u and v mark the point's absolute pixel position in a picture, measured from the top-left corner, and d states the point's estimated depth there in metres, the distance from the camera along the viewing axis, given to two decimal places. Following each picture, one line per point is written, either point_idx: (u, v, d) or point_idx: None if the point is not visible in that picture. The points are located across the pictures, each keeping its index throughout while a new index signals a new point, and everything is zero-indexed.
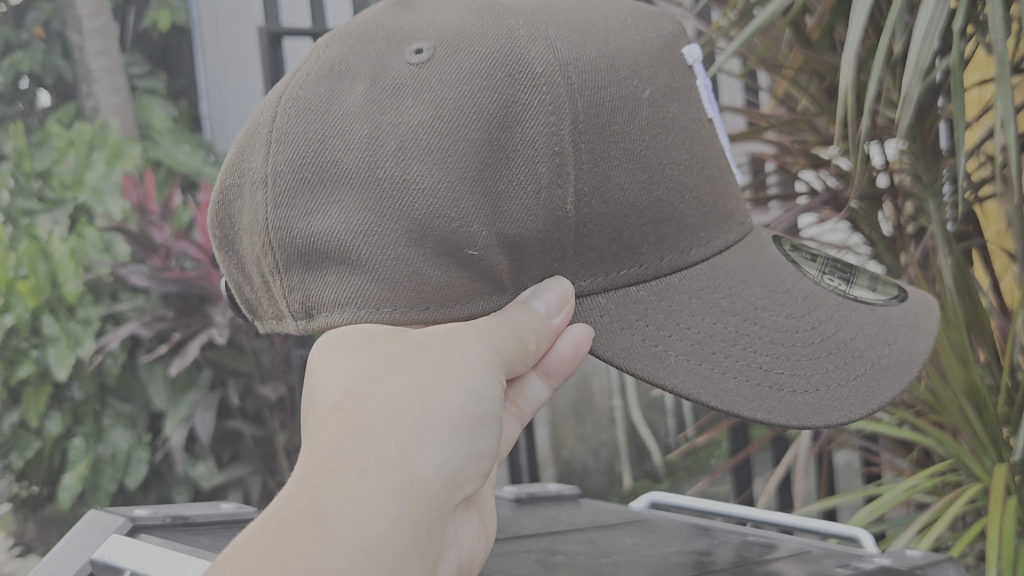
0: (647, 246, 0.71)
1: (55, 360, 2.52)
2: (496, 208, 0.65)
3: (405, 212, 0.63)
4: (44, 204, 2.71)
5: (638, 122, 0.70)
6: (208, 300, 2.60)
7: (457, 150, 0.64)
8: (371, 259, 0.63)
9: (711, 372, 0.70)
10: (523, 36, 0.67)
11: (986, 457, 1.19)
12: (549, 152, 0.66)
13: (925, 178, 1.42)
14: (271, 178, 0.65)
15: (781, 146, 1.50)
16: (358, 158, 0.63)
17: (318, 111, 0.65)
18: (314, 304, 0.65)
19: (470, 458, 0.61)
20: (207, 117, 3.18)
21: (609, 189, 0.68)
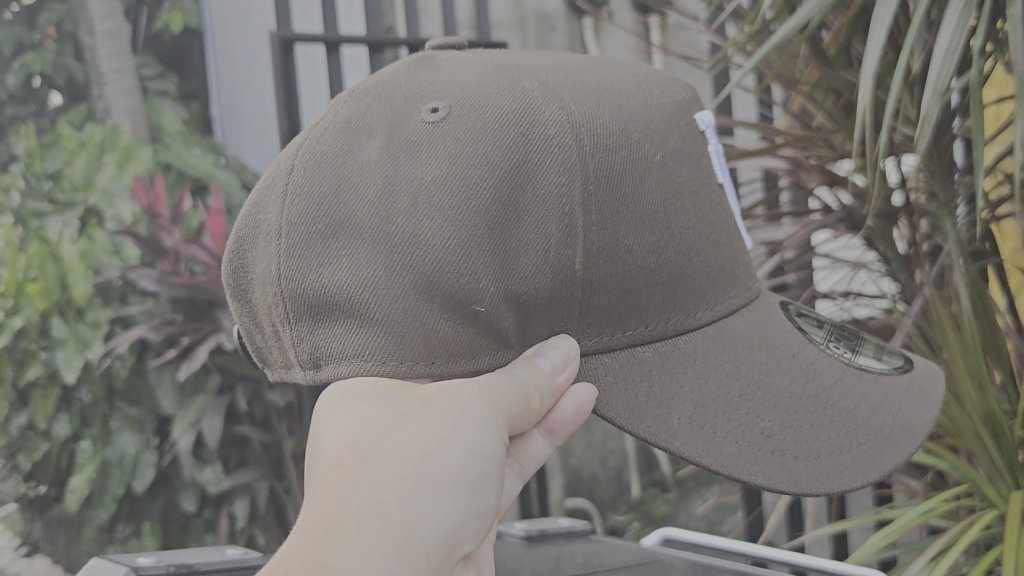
0: (653, 307, 0.70)
1: (63, 363, 2.49)
2: (506, 265, 0.64)
3: (417, 267, 0.63)
4: (54, 205, 2.68)
5: (649, 184, 0.70)
6: (218, 305, 2.58)
7: (470, 206, 0.64)
8: (380, 315, 0.62)
9: (713, 435, 0.69)
10: (538, 98, 0.69)
11: (1002, 484, 1.17)
12: (560, 212, 0.66)
13: (942, 197, 1.40)
14: (283, 230, 0.65)
15: (796, 162, 1.48)
16: (374, 213, 0.64)
17: (333, 165, 0.66)
18: (320, 358, 0.64)
19: (471, 517, 0.62)
20: (219, 119, 3.23)
21: (619, 250, 0.68)
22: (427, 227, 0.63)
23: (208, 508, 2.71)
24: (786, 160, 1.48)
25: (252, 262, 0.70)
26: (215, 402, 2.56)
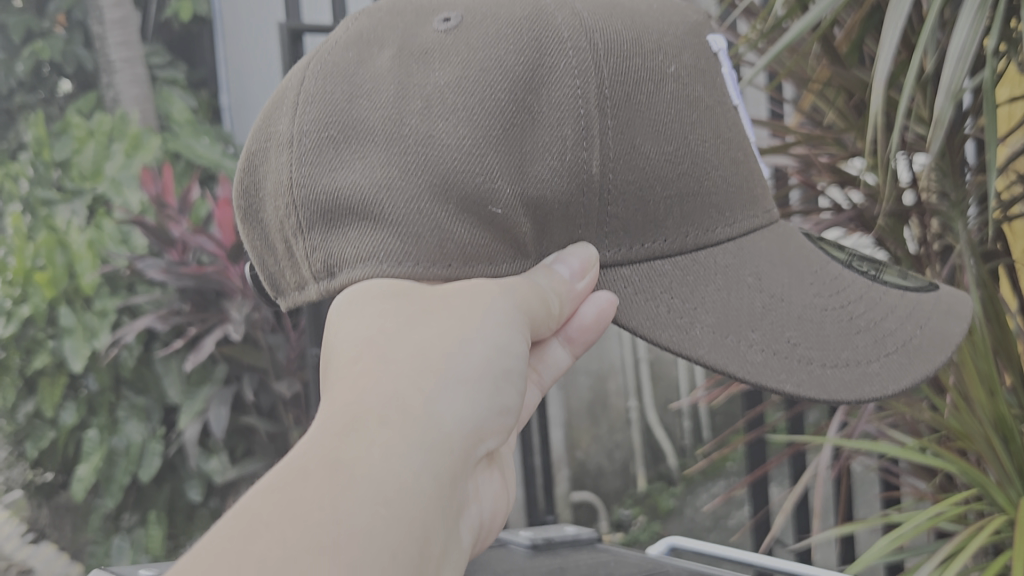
0: (671, 220, 0.70)
1: (70, 351, 2.53)
2: (521, 167, 0.64)
3: (431, 166, 0.62)
4: (63, 193, 2.70)
5: (663, 98, 0.70)
6: (225, 295, 2.60)
7: (484, 107, 0.64)
8: (394, 213, 0.61)
9: (736, 345, 0.68)
10: (549, 7, 0.69)
11: (1010, 489, 1.16)
12: (574, 115, 0.66)
13: (954, 196, 1.39)
14: (300, 136, 0.65)
15: (806, 160, 1.47)
16: (388, 111, 0.63)
17: (345, 75, 0.66)
18: (335, 263, 0.63)
19: (493, 414, 0.58)
20: (228, 109, 3.12)
21: (634, 158, 0.68)
22: (443, 127, 0.63)
23: (213, 498, 2.71)
24: (796, 158, 1.47)
25: (266, 176, 0.70)
26: (221, 392, 2.56)
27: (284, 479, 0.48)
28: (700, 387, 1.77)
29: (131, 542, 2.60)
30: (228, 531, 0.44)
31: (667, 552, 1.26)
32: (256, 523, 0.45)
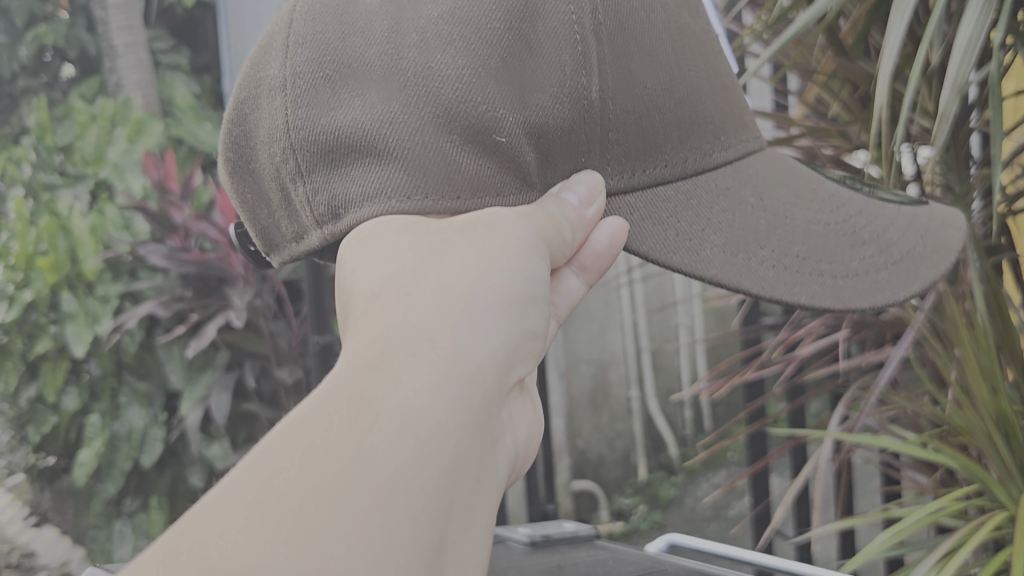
0: (670, 146, 0.69)
1: (72, 337, 2.54)
2: (523, 99, 0.63)
3: (434, 94, 0.62)
4: (66, 177, 2.68)
5: (655, 25, 0.70)
6: (227, 281, 2.62)
7: (482, 35, 0.63)
8: (399, 147, 0.61)
9: (748, 262, 0.68)
10: None
11: (1013, 485, 1.15)
12: (570, 43, 0.65)
13: (957, 189, 1.39)
14: (294, 77, 0.65)
15: (810, 152, 1.47)
16: (389, 41, 0.63)
17: (335, 13, 0.66)
18: (342, 202, 0.63)
19: (523, 338, 0.60)
20: (229, 93, 3.03)
21: (633, 85, 0.67)
22: (445, 57, 0.62)
23: (215, 483, 2.73)
24: (800, 150, 1.47)
25: (259, 120, 0.69)
26: (223, 377, 2.58)
27: (312, 413, 0.49)
28: (702, 375, 1.76)
29: (132, 527, 2.61)
30: (258, 464, 0.46)
31: (665, 551, 1.26)
32: (284, 459, 0.46)
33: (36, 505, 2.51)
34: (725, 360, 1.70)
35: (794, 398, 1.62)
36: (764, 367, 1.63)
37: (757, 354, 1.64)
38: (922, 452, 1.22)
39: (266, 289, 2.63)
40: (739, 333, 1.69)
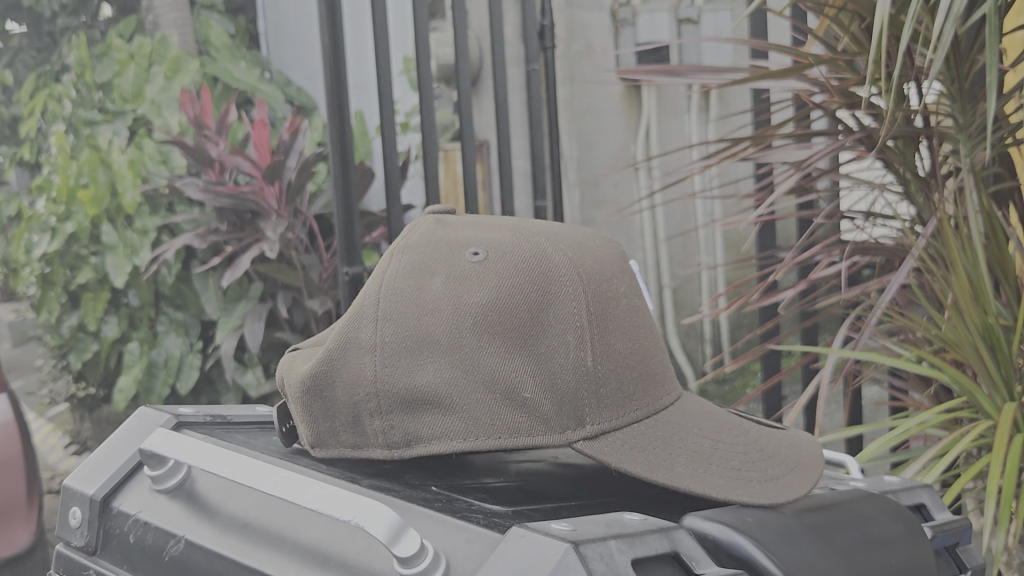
0: (659, 389, 0.75)
1: (113, 267, 2.65)
2: (543, 362, 0.69)
3: (503, 318, 0.70)
4: (106, 114, 2.80)
5: (635, 318, 0.76)
6: (260, 216, 2.66)
7: (507, 315, 0.70)
8: (458, 404, 0.68)
9: (699, 422, 0.74)
10: (548, 252, 0.74)
11: (996, 395, 1.21)
12: (582, 315, 0.71)
13: (960, 121, 1.43)
14: (381, 344, 0.70)
15: (820, 84, 1.51)
16: (462, 267, 0.73)
17: (402, 294, 0.71)
18: (429, 418, 0.69)
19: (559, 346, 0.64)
20: (264, 34, 3.22)
21: (627, 355, 0.72)
22: (514, 274, 0.72)
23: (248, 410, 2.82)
24: (811, 81, 1.51)
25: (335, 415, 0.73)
26: (255, 308, 2.65)
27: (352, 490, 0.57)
28: (720, 292, 1.82)
29: None
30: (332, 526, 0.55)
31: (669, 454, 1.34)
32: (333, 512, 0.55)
33: None
34: (739, 281, 1.75)
35: (803, 322, 1.68)
36: (776, 291, 1.69)
37: (769, 282, 1.70)
38: (914, 366, 1.28)
39: (299, 223, 2.69)
40: (753, 255, 1.75)
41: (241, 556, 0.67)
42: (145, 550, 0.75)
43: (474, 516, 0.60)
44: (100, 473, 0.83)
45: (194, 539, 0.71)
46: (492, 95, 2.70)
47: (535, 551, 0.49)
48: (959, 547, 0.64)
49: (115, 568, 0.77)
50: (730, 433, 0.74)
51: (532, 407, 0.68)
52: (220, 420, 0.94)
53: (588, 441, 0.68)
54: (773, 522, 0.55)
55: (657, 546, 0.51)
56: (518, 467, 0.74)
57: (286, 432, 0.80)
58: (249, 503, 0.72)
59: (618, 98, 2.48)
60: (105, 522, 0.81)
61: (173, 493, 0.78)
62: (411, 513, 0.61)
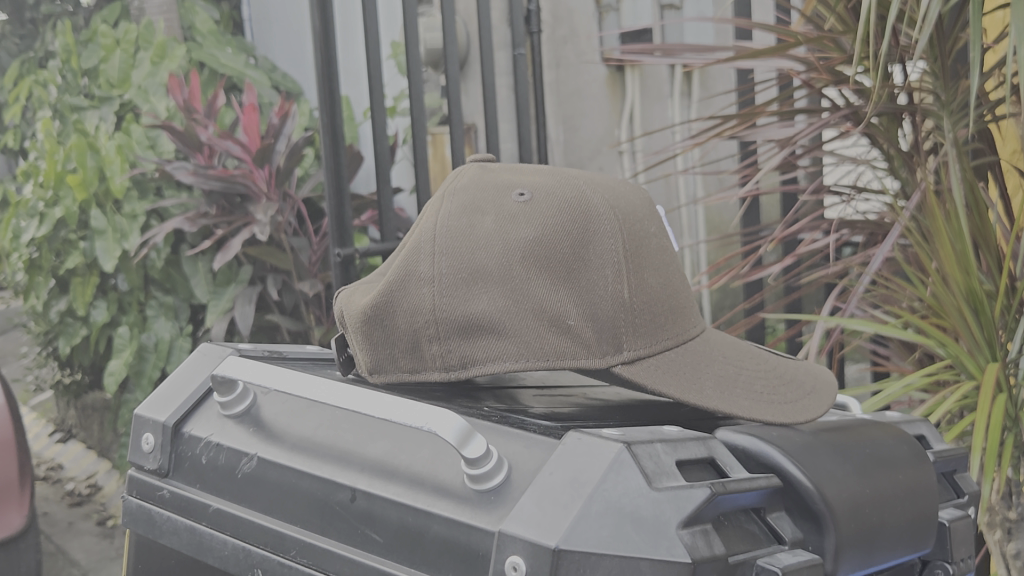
0: (695, 320, 0.62)
1: (102, 252, 2.59)
2: (595, 288, 0.56)
3: (554, 245, 0.57)
4: (93, 99, 2.78)
5: (672, 255, 0.63)
6: (250, 199, 2.51)
7: (560, 240, 0.57)
8: (510, 336, 0.55)
9: (736, 346, 0.63)
10: (591, 183, 0.61)
11: (980, 355, 1.25)
12: (633, 243, 0.59)
13: (943, 97, 1.47)
14: (422, 278, 0.57)
15: (807, 63, 1.55)
16: (510, 204, 0.59)
17: (444, 226, 0.58)
18: (479, 352, 0.56)
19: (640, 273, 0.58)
20: (249, 21, 3.25)
21: (670, 287, 0.60)
22: (559, 211, 0.58)
23: None
24: (798, 61, 1.56)
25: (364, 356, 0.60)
26: (246, 291, 2.52)
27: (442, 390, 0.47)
28: (704, 269, 1.83)
29: None
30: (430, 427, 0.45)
31: None
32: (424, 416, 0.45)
33: (62, 422, 2.94)
34: (724, 257, 1.78)
35: (788, 296, 1.71)
36: (761, 266, 1.71)
37: (757, 257, 1.71)
38: (901, 333, 1.31)
39: (288, 206, 2.51)
40: (736, 231, 1.79)
41: (315, 469, 0.53)
42: (218, 474, 0.59)
43: (529, 427, 0.49)
44: (172, 395, 0.65)
45: (266, 455, 0.56)
46: (477, 79, 2.72)
47: (577, 454, 0.44)
48: (957, 474, 0.65)
49: (189, 493, 0.60)
50: (755, 358, 0.62)
51: (580, 338, 0.55)
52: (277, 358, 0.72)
53: (626, 366, 0.56)
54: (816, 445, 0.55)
55: (696, 452, 0.46)
56: (552, 400, 0.62)
57: (347, 360, 0.63)
58: (320, 423, 0.56)
59: (601, 82, 2.41)
60: (180, 446, 0.63)
61: (243, 421, 0.60)
62: (473, 424, 0.50)
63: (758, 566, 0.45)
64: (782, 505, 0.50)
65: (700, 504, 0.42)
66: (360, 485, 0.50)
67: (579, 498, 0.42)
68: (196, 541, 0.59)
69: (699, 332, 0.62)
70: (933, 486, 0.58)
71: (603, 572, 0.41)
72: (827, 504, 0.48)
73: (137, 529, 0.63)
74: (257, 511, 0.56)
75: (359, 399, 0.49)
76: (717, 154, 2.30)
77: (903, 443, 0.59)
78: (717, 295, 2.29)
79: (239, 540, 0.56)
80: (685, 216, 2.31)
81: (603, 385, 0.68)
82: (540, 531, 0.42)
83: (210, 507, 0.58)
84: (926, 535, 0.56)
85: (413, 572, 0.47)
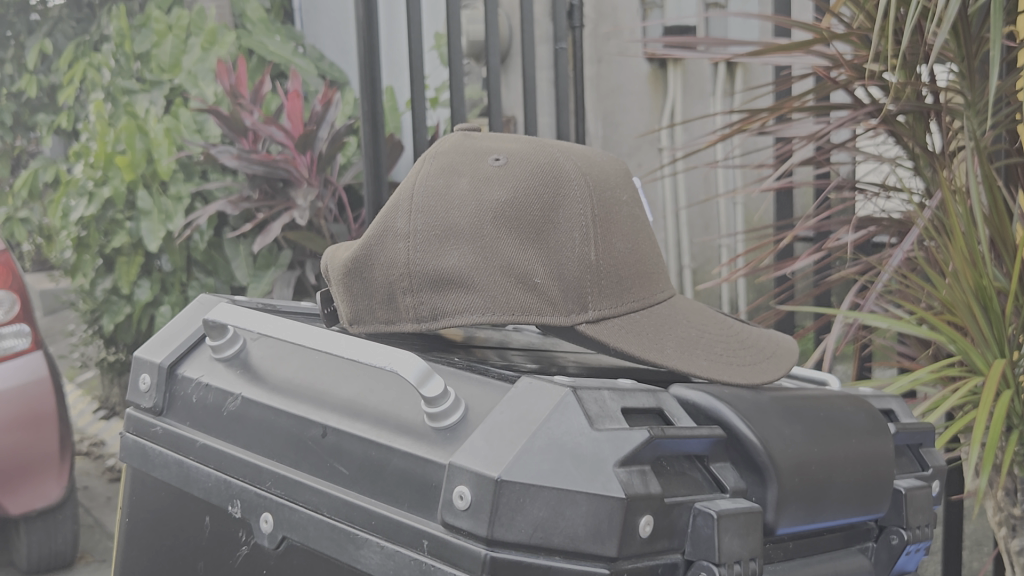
0: (661, 285, 0.65)
1: (147, 233, 2.62)
2: (558, 249, 0.60)
3: (524, 209, 0.60)
4: (144, 83, 2.75)
5: (641, 224, 0.66)
6: (292, 184, 2.47)
7: (528, 205, 0.60)
8: (479, 288, 0.59)
9: (704, 313, 0.66)
10: (564, 157, 0.63)
11: (988, 352, 1.26)
12: (599, 210, 0.61)
13: (969, 97, 1.48)
14: (402, 234, 0.61)
15: (833, 60, 1.56)
16: (485, 167, 0.62)
17: (428, 185, 0.62)
18: (448, 304, 0.59)
19: (607, 242, 0.61)
20: (299, 10, 3.29)
21: (636, 254, 0.63)
22: (531, 176, 0.62)
23: None
24: (825, 57, 1.56)
25: (346, 307, 0.63)
26: (286, 275, 2.46)
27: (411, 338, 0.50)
28: (734, 260, 1.83)
29: None
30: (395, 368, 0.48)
31: None
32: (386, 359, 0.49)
33: None
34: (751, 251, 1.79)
35: (815, 290, 1.71)
36: (788, 259, 1.72)
37: (783, 252, 1.71)
38: (914, 329, 1.32)
39: (328, 193, 2.49)
40: (767, 224, 1.79)
41: (292, 407, 0.57)
42: (206, 411, 0.63)
43: (491, 372, 0.53)
44: (169, 338, 0.69)
45: (250, 395, 0.60)
46: (519, 72, 2.75)
47: (528, 397, 0.47)
48: (922, 448, 0.67)
49: (179, 429, 0.65)
50: (719, 324, 0.65)
51: (546, 295, 0.59)
52: (269, 311, 0.78)
53: (592, 324, 0.59)
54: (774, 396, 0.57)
55: (646, 402, 0.49)
56: (535, 357, 0.66)
57: (331, 313, 0.68)
58: (300, 366, 0.60)
59: (643, 78, 2.44)
60: (173, 386, 0.67)
61: (232, 364, 0.64)
62: (438, 369, 0.54)
63: (696, 509, 0.48)
64: (727, 457, 0.53)
65: (638, 445, 0.45)
66: (330, 422, 0.54)
67: (525, 436, 0.45)
68: (184, 474, 0.63)
69: (667, 298, 0.65)
70: (889, 455, 0.60)
71: (541, 502, 0.44)
72: (771, 458, 0.51)
73: (133, 464, 0.68)
74: (240, 446, 0.60)
75: (335, 341, 0.53)
76: (752, 148, 2.32)
77: (862, 412, 0.62)
78: (748, 290, 2.31)
79: (221, 473, 0.60)
80: (723, 210, 2.34)
81: (586, 351, 0.71)
82: (487, 462, 0.45)
83: (197, 442, 0.62)
84: (879, 499, 0.59)
85: (373, 502, 0.51)
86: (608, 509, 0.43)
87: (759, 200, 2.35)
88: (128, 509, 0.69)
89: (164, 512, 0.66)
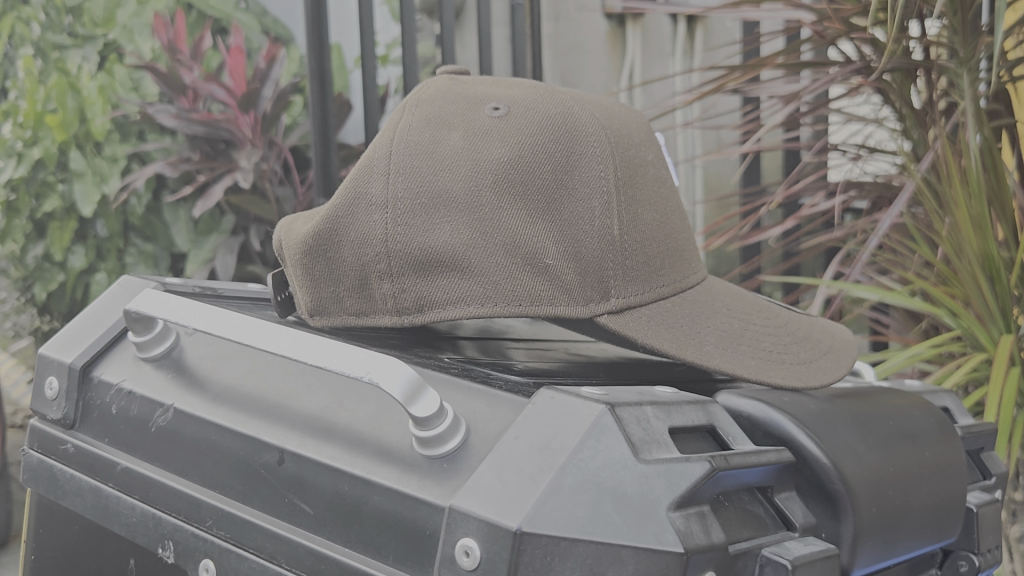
0: (689, 266, 0.56)
1: (80, 196, 2.29)
2: (569, 222, 0.50)
3: (529, 172, 0.50)
4: (76, 38, 2.41)
5: (665, 190, 0.57)
6: (235, 145, 2.30)
7: (534, 171, 0.51)
8: (476, 269, 0.48)
9: (745, 302, 0.58)
10: (576, 108, 0.54)
11: (993, 327, 1.16)
12: (617, 175, 0.52)
13: (962, 54, 1.36)
14: (383, 201, 0.50)
15: (820, 13, 1.43)
16: (482, 119, 0.53)
17: (412, 143, 0.52)
18: (438, 292, 0.49)
19: (626, 213, 0.51)
20: None
21: (661, 229, 0.54)
22: (539, 129, 0.52)
23: None
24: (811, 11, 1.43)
25: (309, 294, 0.53)
26: (228, 240, 2.29)
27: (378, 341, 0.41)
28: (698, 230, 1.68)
29: None
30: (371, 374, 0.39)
31: None
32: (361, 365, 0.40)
33: None
34: (716, 221, 1.61)
35: (786, 263, 1.58)
36: (760, 228, 1.60)
37: (756, 218, 1.57)
38: (907, 300, 1.23)
39: (273, 154, 2.33)
40: (732, 191, 1.62)
41: (240, 424, 0.48)
42: (129, 427, 0.53)
43: (493, 381, 0.45)
44: (83, 332, 0.58)
45: (184, 406, 0.51)
46: (472, 28, 2.61)
47: (551, 413, 0.39)
48: (983, 453, 0.58)
49: (94, 448, 0.54)
50: (762, 313, 0.57)
51: (559, 280, 0.49)
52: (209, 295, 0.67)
53: (614, 315, 0.49)
54: (835, 397, 0.48)
55: (694, 418, 0.41)
56: (518, 353, 0.57)
57: (285, 301, 0.57)
58: (249, 368, 0.51)
59: (602, 37, 2.27)
60: (87, 393, 0.57)
61: (162, 364, 0.55)
62: (429, 378, 0.45)
63: (763, 557, 0.39)
64: (791, 483, 0.43)
65: (696, 481, 0.37)
66: (289, 445, 0.45)
67: (549, 469, 0.37)
68: (103, 505, 0.53)
69: (699, 280, 0.57)
70: (962, 466, 0.50)
71: (573, 561, 0.35)
72: (845, 484, 0.41)
73: (39, 488, 0.58)
74: (172, 471, 0.50)
75: (293, 341, 0.43)
76: (717, 110, 2.20)
77: (930, 413, 0.52)
78: (711, 260, 2.19)
79: (149, 506, 0.51)
80: (683, 175, 2.21)
81: (590, 340, 0.62)
82: (499, 508, 0.36)
83: (117, 466, 0.52)
84: (952, 524, 0.49)
85: (347, 552, 0.42)
86: (661, 567, 0.35)
87: (722, 165, 2.22)
88: (35, 544, 0.58)
89: (80, 547, 0.55)
